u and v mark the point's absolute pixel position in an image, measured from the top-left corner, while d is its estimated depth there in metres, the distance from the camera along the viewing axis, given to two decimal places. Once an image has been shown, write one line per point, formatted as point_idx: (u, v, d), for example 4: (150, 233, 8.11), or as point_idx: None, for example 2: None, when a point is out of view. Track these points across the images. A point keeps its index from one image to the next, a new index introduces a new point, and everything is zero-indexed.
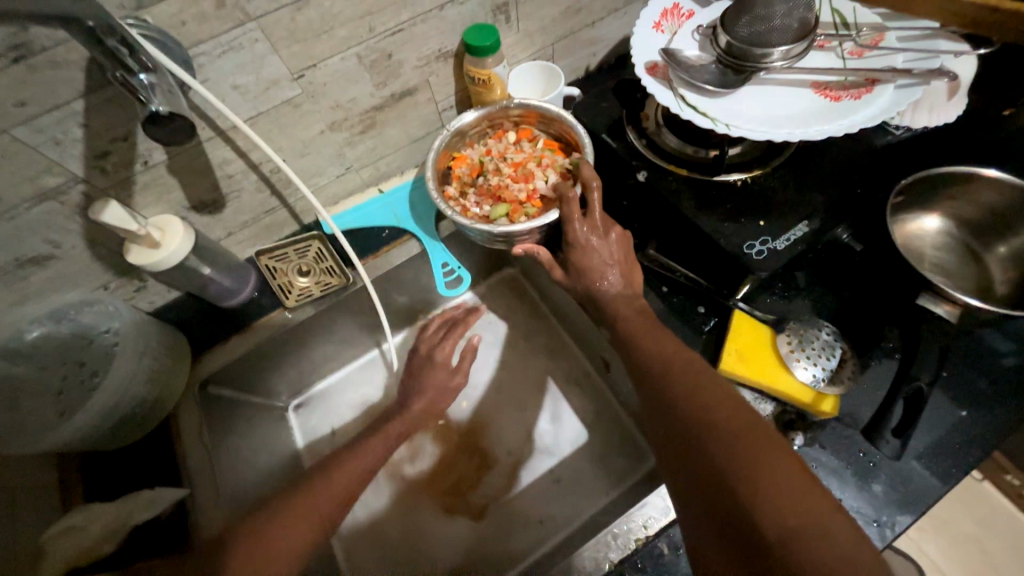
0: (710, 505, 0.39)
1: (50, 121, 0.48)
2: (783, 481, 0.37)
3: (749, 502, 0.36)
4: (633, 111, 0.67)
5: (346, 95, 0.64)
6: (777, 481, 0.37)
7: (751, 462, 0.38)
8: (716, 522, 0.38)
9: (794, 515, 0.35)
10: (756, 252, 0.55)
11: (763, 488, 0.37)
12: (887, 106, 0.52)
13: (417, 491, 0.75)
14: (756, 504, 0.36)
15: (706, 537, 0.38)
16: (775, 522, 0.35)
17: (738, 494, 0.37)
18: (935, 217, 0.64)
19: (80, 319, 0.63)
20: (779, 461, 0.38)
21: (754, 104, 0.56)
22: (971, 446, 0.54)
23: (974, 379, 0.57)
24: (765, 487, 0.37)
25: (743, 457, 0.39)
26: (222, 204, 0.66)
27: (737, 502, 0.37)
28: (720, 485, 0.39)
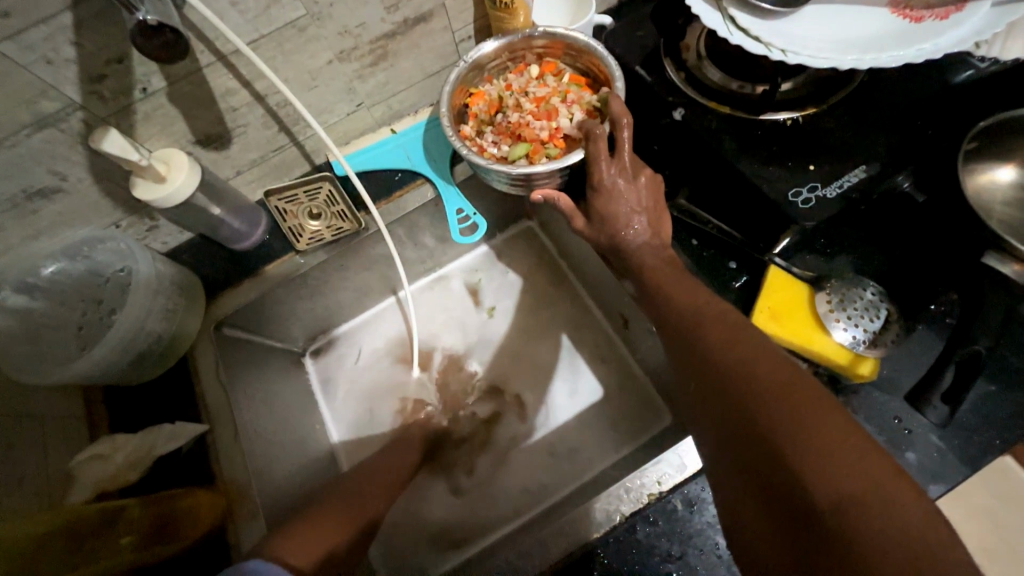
0: (749, 464, 0.37)
1: (39, 37, 0.44)
2: (834, 440, 0.34)
3: (797, 462, 0.34)
4: (671, 40, 0.60)
5: (355, 20, 0.59)
6: (828, 441, 0.34)
7: (797, 419, 0.36)
8: (759, 481, 0.36)
9: (849, 477, 0.32)
10: (802, 201, 0.49)
11: (811, 448, 0.34)
12: (980, 27, 0.44)
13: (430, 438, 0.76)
14: (804, 464, 0.34)
15: (748, 496, 0.37)
16: (825, 483, 0.33)
17: (784, 454, 0.35)
18: (1008, 168, 0.56)
19: (94, 257, 0.63)
20: (827, 417, 0.35)
21: (816, 27, 0.48)
22: (1020, 419, 0.50)
23: None
24: (813, 447, 0.34)
25: (787, 415, 0.36)
26: (228, 139, 0.63)
27: (782, 462, 0.35)
28: (759, 443, 0.37)
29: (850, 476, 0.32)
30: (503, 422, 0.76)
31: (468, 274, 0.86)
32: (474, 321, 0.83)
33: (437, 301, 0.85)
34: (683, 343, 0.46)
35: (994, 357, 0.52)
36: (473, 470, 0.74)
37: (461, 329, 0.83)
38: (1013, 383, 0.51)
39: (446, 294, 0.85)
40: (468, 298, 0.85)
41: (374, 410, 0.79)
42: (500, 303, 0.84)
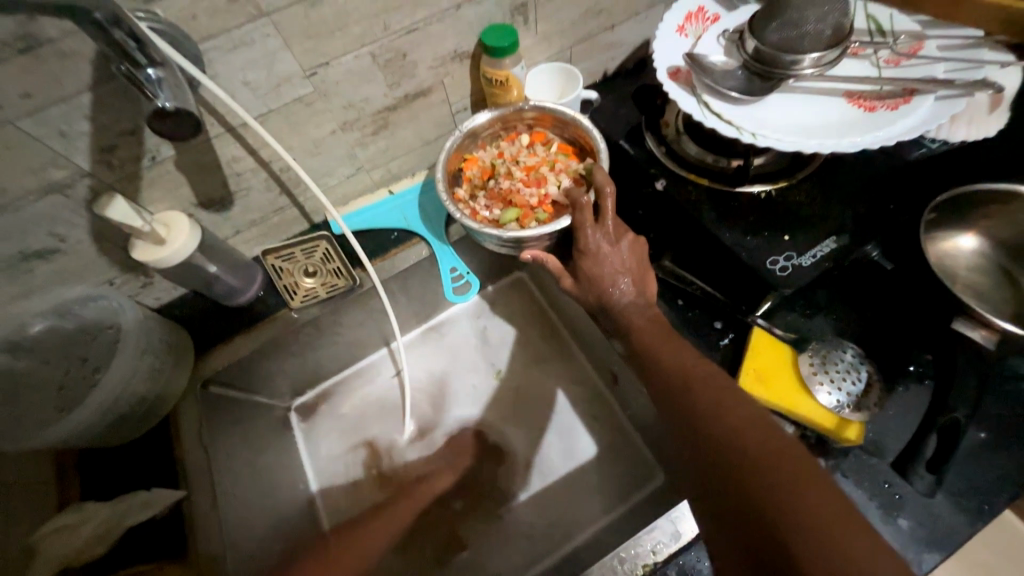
0: (740, 536, 0.37)
1: (56, 114, 0.47)
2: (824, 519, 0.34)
3: (785, 537, 0.34)
4: (652, 117, 0.65)
5: (359, 95, 0.63)
6: (821, 519, 0.34)
7: (785, 491, 0.36)
8: (751, 555, 0.36)
9: (838, 555, 0.32)
10: (779, 268, 0.52)
11: (797, 523, 0.34)
12: (926, 118, 0.49)
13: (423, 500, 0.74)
14: (798, 542, 0.33)
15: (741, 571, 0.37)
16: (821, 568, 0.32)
17: (772, 528, 0.35)
18: (970, 236, 0.60)
19: (84, 315, 0.62)
20: (813, 488, 0.36)
21: (781, 112, 0.54)
22: (1006, 483, 0.51)
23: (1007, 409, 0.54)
24: (801, 523, 0.34)
25: (778, 488, 0.36)
26: (231, 201, 0.65)
27: (770, 537, 0.35)
28: (755, 514, 0.37)
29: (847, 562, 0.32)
30: (495, 483, 0.75)
31: (464, 324, 0.86)
32: (466, 374, 0.83)
33: (432, 352, 0.85)
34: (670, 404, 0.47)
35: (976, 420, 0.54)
36: (461, 536, 0.72)
37: (456, 398, 0.81)
38: (987, 441, 0.53)
39: (439, 346, 0.85)
40: (461, 352, 0.85)
41: (360, 469, 0.77)
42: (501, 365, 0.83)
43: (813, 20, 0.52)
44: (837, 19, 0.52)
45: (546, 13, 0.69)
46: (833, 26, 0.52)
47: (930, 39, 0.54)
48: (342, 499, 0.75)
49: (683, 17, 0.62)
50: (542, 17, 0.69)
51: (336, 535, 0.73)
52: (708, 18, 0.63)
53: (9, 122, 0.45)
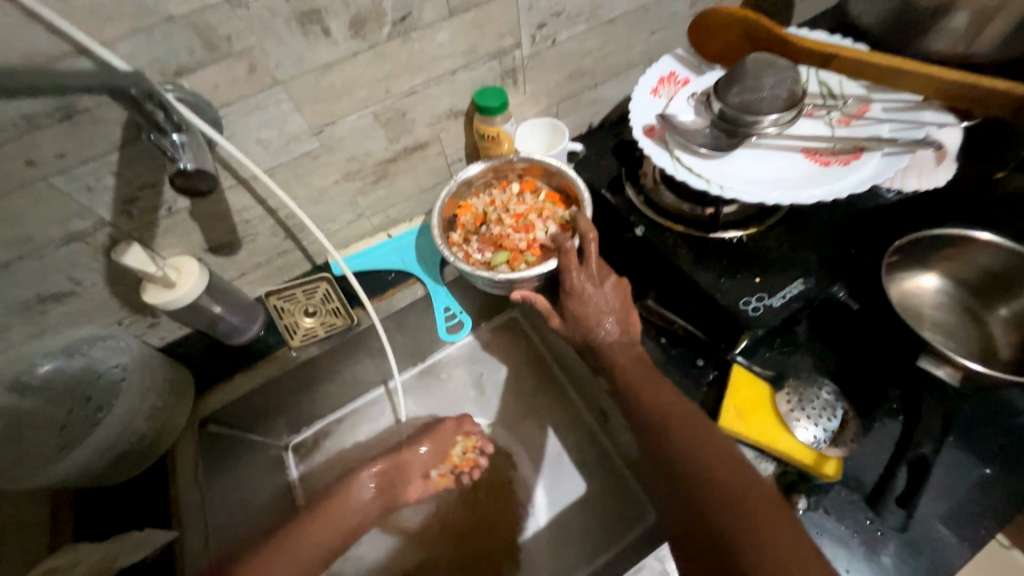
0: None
1: (86, 171, 0.52)
2: (784, 557, 0.38)
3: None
4: (632, 169, 0.71)
5: (362, 149, 0.69)
6: (784, 560, 0.38)
7: (753, 533, 0.40)
8: None
9: None
10: (752, 309, 0.55)
11: (763, 563, 0.38)
12: (874, 173, 0.54)
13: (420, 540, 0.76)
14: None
15: None
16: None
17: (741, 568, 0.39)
18: (932, 275, 0.64)
19: (92, 354, 0.64)
20: (778, 529, 0.40)
21: (746, 166, 0.59)
22: (985, 518, 0.53)
23: (986, 441, 0.57)
24: (765, 563, 0.38)
25: (741, 528, 0.40)
26: (238, 246, 0.69)
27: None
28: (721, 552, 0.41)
29: None
30: (487, 521, 0.76)
31: (462, 366, 0.88)
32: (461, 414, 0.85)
33: (430, 393, 0.86)
34: (651, 444, 0.50)
35: (949, 451, 0.56)
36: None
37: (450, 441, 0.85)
38: (988, 471, 0.55)
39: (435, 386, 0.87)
40: (457, 392, 0.87)
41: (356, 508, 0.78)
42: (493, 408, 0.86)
43: (768, 87, 0.58)
44: (790, 86, 0.58)
45: (533, 75, 0.76)
46: (787, 91, 0.58)
47: (875, 102, 0.60)
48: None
49: (656, 80, 0.68)
50: (530, 79, 0.76)
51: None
52: (679, 81, 0.69)
53: (43, 179, 0.50)
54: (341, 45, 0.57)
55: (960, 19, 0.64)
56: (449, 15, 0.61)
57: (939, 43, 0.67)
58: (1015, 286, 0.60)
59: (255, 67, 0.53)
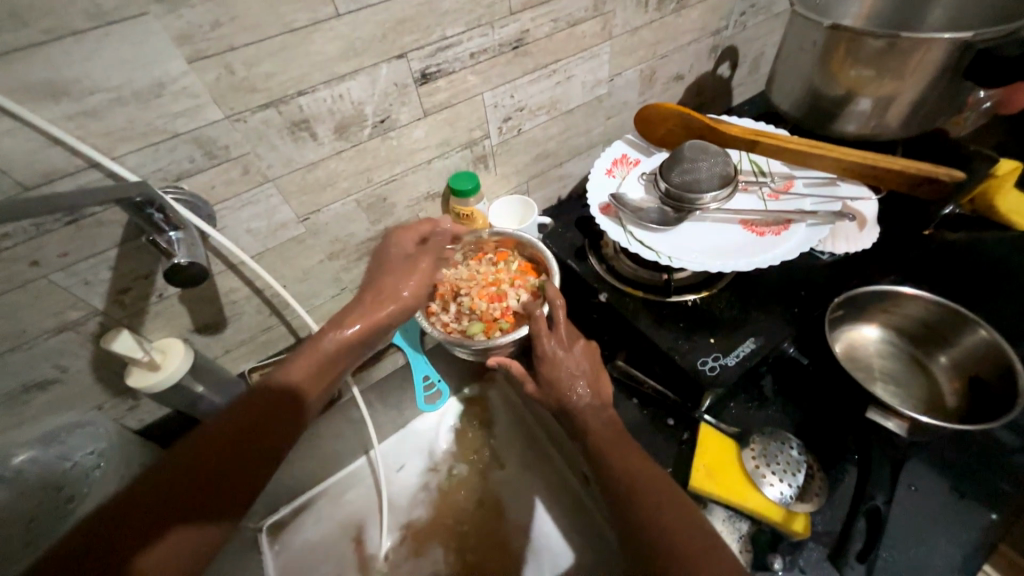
0: None
1: (85, 267, 0.56)
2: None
3: None
4: (594, 240, 0.78)
5: (345, 231, 0.75)
6: None
7: None
8: None
9: None
10: (709, 367, 0.59)
11: None
12: (801, 242, 0.61)
13: None
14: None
15: None
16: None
17: None
18: (872, 326, 0.70)
19: (69, 443, 0.64)
20: None
21: (692, 238, 0.66)
22: (972, 557, 0.56)
23: (974, 483, 0.61)
24: None
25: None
26: (224, 325, 0.72)
27: None
28: None
29: None
30: None
31: (441, 431, 0.89)
32: (442, 478, 0.85)
33: (410, 462, 0.86)
34: (621, 509, 0.52)
35: (946, 491, 0.60)
36: None
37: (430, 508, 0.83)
38: (992, 515, 0.58)
39: (415, 452, 0.87)
40: (435, 456, 0.87)
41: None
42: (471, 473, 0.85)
43: (704, 169, 0.67)
44: (722, 169, 0.67)
45: (502, 160, 0.85)
46: (720, 173, 0.67)
47: (797, 179, 0.69)
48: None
49: (610, 162, 0.77)
50: (500, 162, 0.85)
51: None
52: (630, 162, 0.78)
53: (43, 276, 0.54)
54: (326, 145, 0.64)
55: (864, 105, 0.74)
56: (423, 115, 0.70)
57: (850, 126, 0.78)
58: (948, 335, 0.65)
59: (248, 169, 0.60)
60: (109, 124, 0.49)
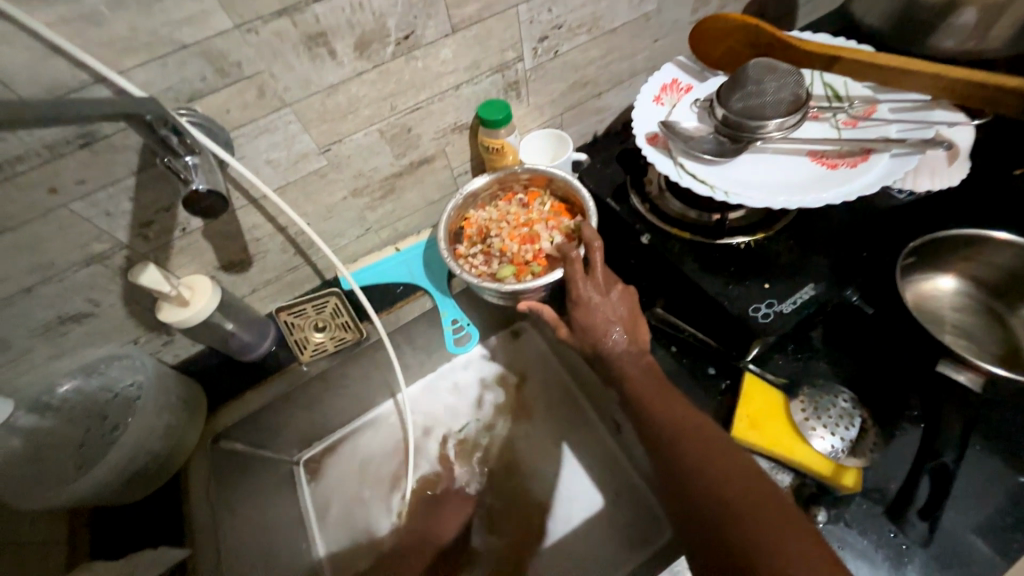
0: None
1: (104, 196, 0.53)
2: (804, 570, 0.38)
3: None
4: (636, 176, 0.71)
5: (368, 165, 0.70)
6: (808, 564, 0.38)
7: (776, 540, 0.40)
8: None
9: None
10: (761, 315, 0.55)
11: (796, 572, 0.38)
12: (883, 174, 0.54)
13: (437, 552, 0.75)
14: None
15: None
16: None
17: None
18: (948, 277, 0.63)
19: (108, 373, 0.66)
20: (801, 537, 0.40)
21: (752, 172, 0.58)
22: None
23: None
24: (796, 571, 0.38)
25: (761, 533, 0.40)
26: (250, 263, 0.70)
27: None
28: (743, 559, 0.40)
29: None
30: (499, 540, 0.75)
31: (470, 376, 0.88)
32: (472, 424, 0.84)
33: (436, 405, 0.86)
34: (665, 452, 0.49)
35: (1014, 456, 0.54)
36: None
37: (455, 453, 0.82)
38: None
39: (443, 396, 0.86)
40: (466, 406, 0.85)
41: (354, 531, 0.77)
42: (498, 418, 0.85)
43: (771, 91, 0.58)
44: (793, 90, 0.59)
45: (536, 87, 0.77)
46: (790, 95, 0.58)
47: (881, 103, 0.60)
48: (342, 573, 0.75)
49: (658, 88, 0.68)
50: (533, 91, 0.77)
51: None
52: (681, 88, 0.69)
53: (63, 205, 0.52)
54: (346, 65, 0.58)
55: (969, 15, 0.62)
56: (451, 32, 0.62)
57: (948, 41, 0.66)
58: None
59: (264, 91, 0.55)
60: (110, 33, 0.45)
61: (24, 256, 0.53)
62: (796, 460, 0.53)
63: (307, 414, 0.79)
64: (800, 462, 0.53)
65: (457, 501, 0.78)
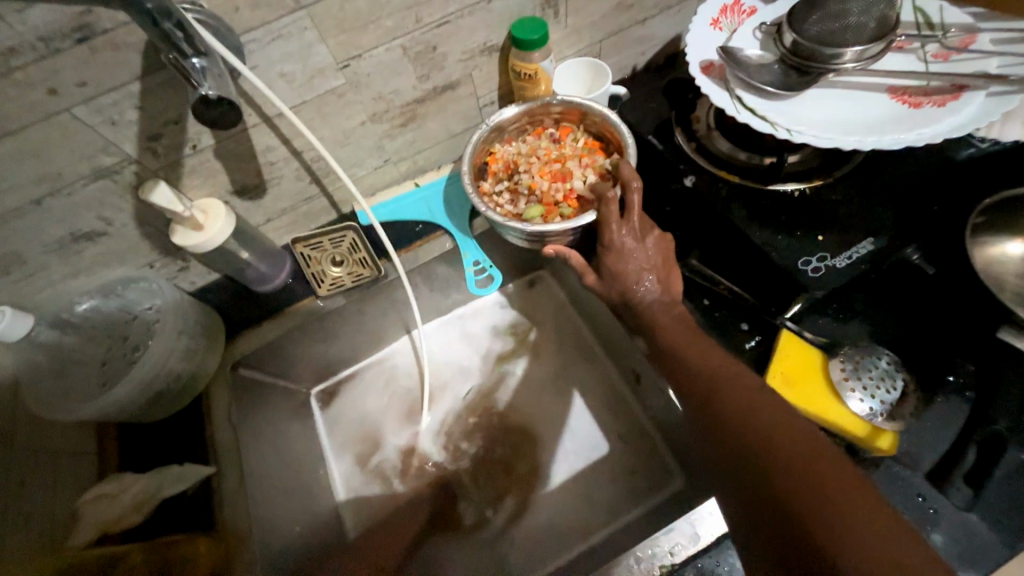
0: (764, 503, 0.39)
1: (109, 102, 0.49)
2: (843, 511, 0.35)
3: (813, 507, 0.36)
4: (683, 112, 0.64)
5: (389, 87, 0.64)
6: (839, 486, 0.36)
7: (813, 467, 0.38)
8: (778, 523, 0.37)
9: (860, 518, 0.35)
10: (812, 269, 0.51)
11: (826, 493, 0.36)
12: (975, 115, 0.47)
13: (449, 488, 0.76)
14: (807, 528, 0.35)
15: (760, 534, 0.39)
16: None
17: (803, 500, 0.36)
18: (1019, 242, 0.54)
19: (126, 296, 0.66)
20: (831, 462, 0.38)
21: (820, 108, 0.52)
22: None
23: None
24: (828, 492, 0.36)
25: (795, 461, 0.39)
26: (264, 190, 0.67)
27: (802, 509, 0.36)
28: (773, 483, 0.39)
29: (879, 567, 0.32)
30: (508, 477, 0.76)
31: (485, 321, 0.86)
32: (486, 369, 0.83)
33: (451, 346, 0.85)
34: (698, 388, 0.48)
35: None
36: (468, 516, 0.73)
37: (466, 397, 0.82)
38: None
39: (458, 339, 0.85)
40: (480, 350, 0.84)
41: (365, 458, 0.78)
42: (512, 363, 0.83)
43: (856, 11, 0.50)
44: (881, 11, 0.50)
45: (576, 6, 0.68)
46: (878, 17, 0.50)
47: (983, 32, 0.52)
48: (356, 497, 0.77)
49: (717, 9, 0.60)
50: (573, 10, 0.69)
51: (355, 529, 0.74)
52: (744, 11, 0.60)
53: (65, 110, 0.48)
54: None
55: None
56: None
57: None
58: None
59: None
60: None
61: (30, 164, 0.50)
62: (823, 423, 0.51)
63: (323, 351, 0.79)
64: (828, 425, 0.51)
65: (469, 442, 0.79)
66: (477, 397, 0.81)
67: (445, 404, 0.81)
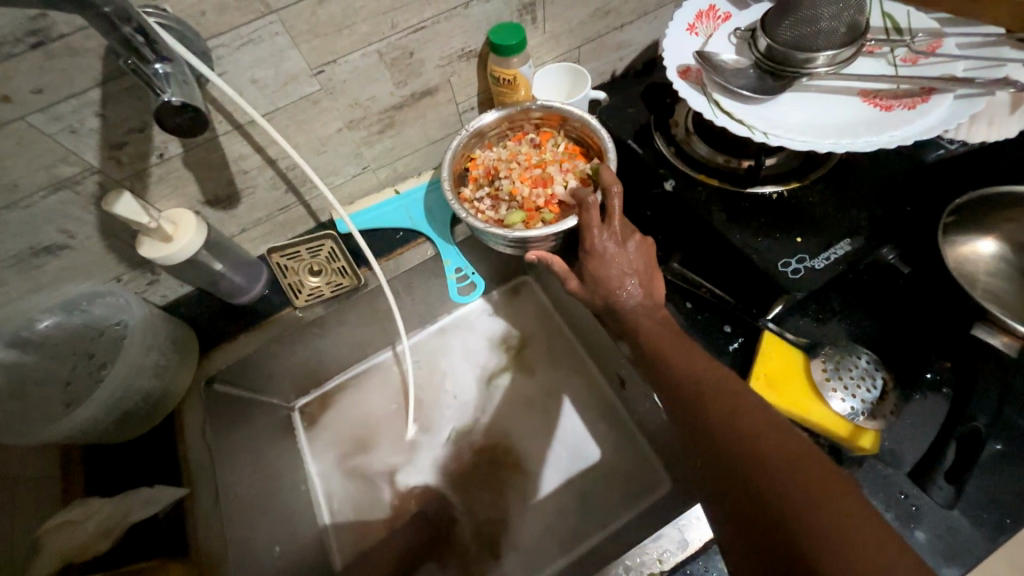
0: (746, 499, 0.39)
1: (67, 109, 0.47)
2: (820, 503, 0.35)
3: (791, 501, 0.36)
4: (661, 117, 0.65)
5: (366, 93, 0.63)
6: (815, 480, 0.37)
7: (792, 461, 0.38)
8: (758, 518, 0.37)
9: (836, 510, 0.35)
10: (791, 271, 0.51)
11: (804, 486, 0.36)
12: (943, 118, 0.48)
13: (434, 501, 0.74)
14: (788, 521, 0.35)
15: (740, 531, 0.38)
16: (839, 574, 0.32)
17: (782, 494, 0.37)
18: (989, 240, 0.57)
19: (91, 311, 0.63)
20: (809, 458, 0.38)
21: (795, 112, 0.52)
22: None
23: None
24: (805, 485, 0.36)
25: (774, 456, 0.39)
26: (237, 200, 0.65)
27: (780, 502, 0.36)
28: (753, 480, 0.39)
29: (859, 561, 0.32)
30: (495, 487, 0.74)
31: (468, 329, 0.86)
32: (470, 378, 0.82)
33: (436, 354, 0.84)
34: (680, 389, 0.48)
35: None
36: (454, 529, 0.72)
37: (451, 406, 0.80)
38: None
39: (440, 349, 0.84)
40: (465, 358, 0.84)
41: (351, 472, 0.77)
42: (497, 370, 0.83)
43: (826, 17, 0.50)
44: (852, 17, 0.51)
45: (554, 12, 0.68)
46: (848, 23, 0.51)
47: (949, 37, 0.53)
48: (341, 512, 0.75)
49: (693, 15, 0.60)
50: (550, 16, 0.69)
51: (339, 547, 0.72)
52: (719, 16, 0.61)
53: (20, 118, 0.46)
54: None
55: None
56: None
57: None
58: None
59: None
60: None
61: None
62: (800, 421, 0.52)
63: (301, 363, 0.77)
64: (808, 424, 0.51)
65: (455, 452, 0.77)
66: (462, 406, 0.80)
67: (430, 415, 0.80)
